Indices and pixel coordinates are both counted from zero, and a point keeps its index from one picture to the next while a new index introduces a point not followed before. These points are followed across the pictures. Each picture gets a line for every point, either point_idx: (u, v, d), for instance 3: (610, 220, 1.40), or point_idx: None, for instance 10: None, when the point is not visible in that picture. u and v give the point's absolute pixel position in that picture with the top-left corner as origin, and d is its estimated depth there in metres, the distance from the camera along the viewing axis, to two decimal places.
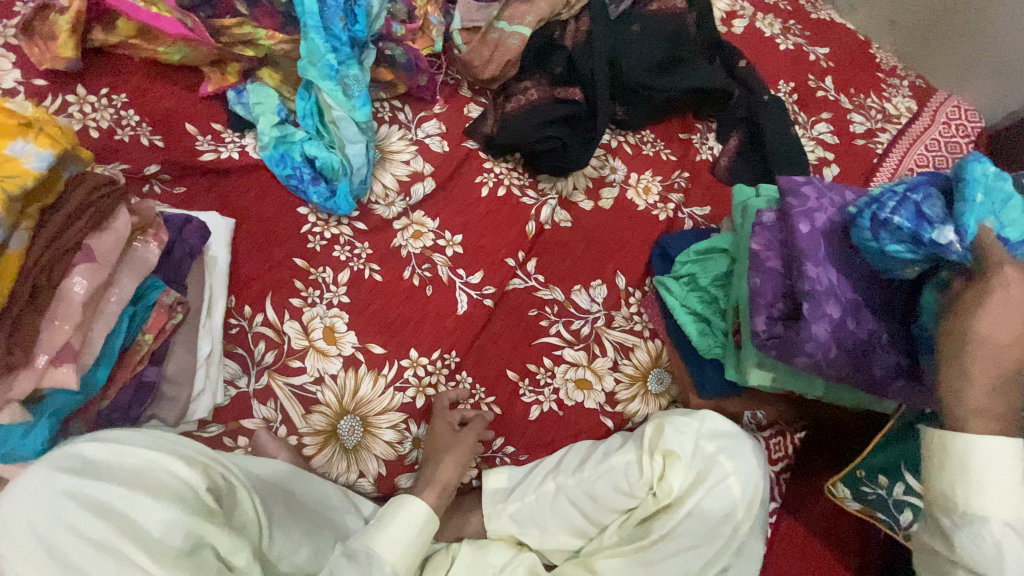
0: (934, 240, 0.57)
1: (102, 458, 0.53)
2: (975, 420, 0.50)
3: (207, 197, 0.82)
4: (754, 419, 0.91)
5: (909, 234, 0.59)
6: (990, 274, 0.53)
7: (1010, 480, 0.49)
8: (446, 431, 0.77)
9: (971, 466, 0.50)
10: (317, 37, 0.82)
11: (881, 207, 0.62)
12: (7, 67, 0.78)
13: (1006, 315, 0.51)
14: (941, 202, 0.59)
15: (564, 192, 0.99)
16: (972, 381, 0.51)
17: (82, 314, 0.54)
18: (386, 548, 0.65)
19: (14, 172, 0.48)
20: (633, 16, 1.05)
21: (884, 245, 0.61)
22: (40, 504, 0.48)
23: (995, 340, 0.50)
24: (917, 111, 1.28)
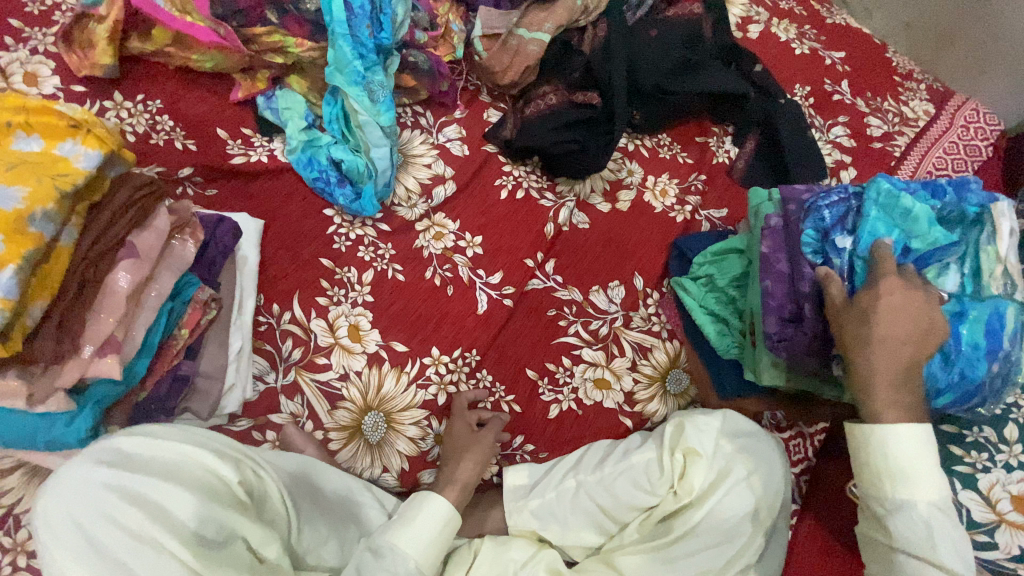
0: (832, 240, 0.71)
1: (137, 452, 0.54)
2: (888, 410, 0.60)
3: (237, 198, 0.85)
4: (773, 419, 0.91)
5: (822, 229, 0.73)
6: (879, 282, 0.63)
7: (922, 458, 0.59)
8: (465, 429, 0.79)
9: (890, 451, 0.59)
10: (345, 45, 0.84)
11: (824, 198, 0.75)
12: (49, 75, 0.82)
13: (894, 317, 0.61)
14: (852, 211, 0.73)
15: (581, 195, 1.00)
16: (880, 381, 0.60)
17: (125, 308, 0.56)
18: (410, 544, 0.66)
19: (65, 171, 0.50)
20: (650, 22, 1.06)
21: (803, 229, 0.74)
22: (80, 495, 0.49)
23: (891, 340, 0.60)
24: (936, 114, 1.28)
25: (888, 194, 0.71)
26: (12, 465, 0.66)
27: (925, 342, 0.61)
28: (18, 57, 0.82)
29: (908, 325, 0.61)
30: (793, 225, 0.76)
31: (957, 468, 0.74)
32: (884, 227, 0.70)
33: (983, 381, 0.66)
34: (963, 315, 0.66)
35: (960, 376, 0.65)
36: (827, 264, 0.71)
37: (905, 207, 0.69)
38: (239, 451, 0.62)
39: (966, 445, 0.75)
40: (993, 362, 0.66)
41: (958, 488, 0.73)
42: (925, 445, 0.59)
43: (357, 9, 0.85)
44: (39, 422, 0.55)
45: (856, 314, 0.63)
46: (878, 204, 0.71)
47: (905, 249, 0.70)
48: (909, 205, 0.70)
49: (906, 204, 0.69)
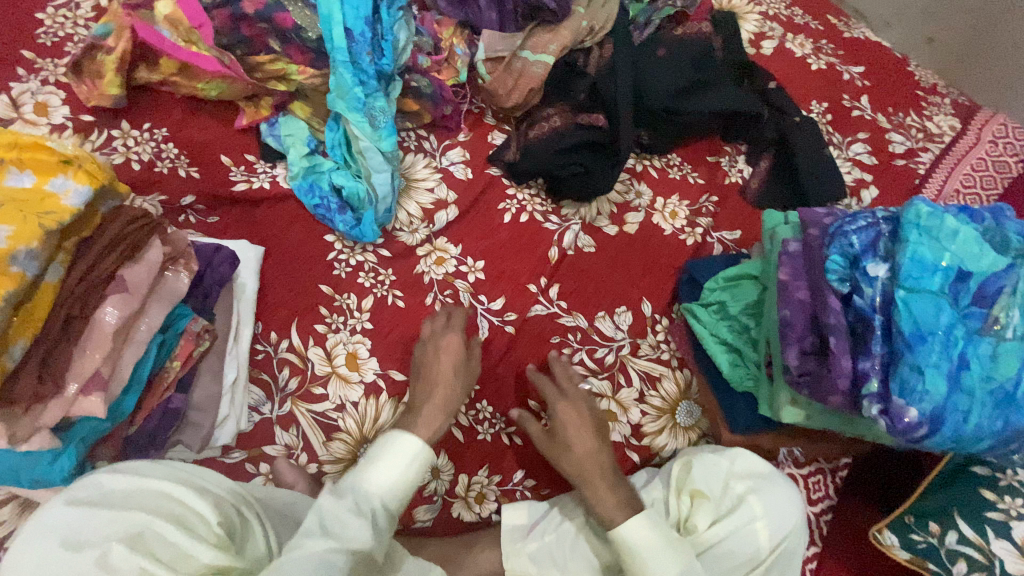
0: (863, 266, 0.64)
1: (117, 488, 0.54)
2: (615, 509, 0.69)
3: (238, 225, 0.85)
4: (790, 455, 0.85)
5: (850, 254, 0.66)
6: (558, 413, 0.77)
7: (654, 542, 0.66)
8: (451, 360, 0.76)
9: (627, 544, 0.66)
10: (345, 71, 0.84)
11: (851, 223, 0.68)
12: (58, 104, 0.84)
13: (582, 433, 0.75)
14: (884, 237, 0.66)
15: (587, 217, 0.98)
16: (597, 491, 0.71)
17: (112, 344, 0.55)
18: (376, 484, 0.60)
19: (53, 209, 0.50)
20: (657, 41, 1.03)
21: (827, 254, 0.67)
22: (50, 535, 0.49)
23: (591, 455, 0.74)
24: (962, 129, 1.23)
25: (929, 218, 0.63)
26: (5, 497, 0.66)
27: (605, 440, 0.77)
28: (29, 87, 0.83)
29: (592, 432, 0.76)
30: (814, 251, 0.70)
31: (988, 514, 0.68)
32: (931, 250, 0.61)
33: None
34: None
35: (1006, 423, 0.58)
36: (856, 292, 0.64)
37: (945, 231, 0.61)
38: (219, 488, 0.60)
39: (1000, 489, 0.69)
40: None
41: (990, 537, 0.67)
42: (650, 528, 0.66)
43: (358, 35, 0.84)
44: (23, 460, 0.54)
45: (558, 443, 0.75)
46: (920, 229, 0.62)
47: (956, 277, 0.61)
48: (954, 231, 0.61)
49: (947, 228, 0.61)
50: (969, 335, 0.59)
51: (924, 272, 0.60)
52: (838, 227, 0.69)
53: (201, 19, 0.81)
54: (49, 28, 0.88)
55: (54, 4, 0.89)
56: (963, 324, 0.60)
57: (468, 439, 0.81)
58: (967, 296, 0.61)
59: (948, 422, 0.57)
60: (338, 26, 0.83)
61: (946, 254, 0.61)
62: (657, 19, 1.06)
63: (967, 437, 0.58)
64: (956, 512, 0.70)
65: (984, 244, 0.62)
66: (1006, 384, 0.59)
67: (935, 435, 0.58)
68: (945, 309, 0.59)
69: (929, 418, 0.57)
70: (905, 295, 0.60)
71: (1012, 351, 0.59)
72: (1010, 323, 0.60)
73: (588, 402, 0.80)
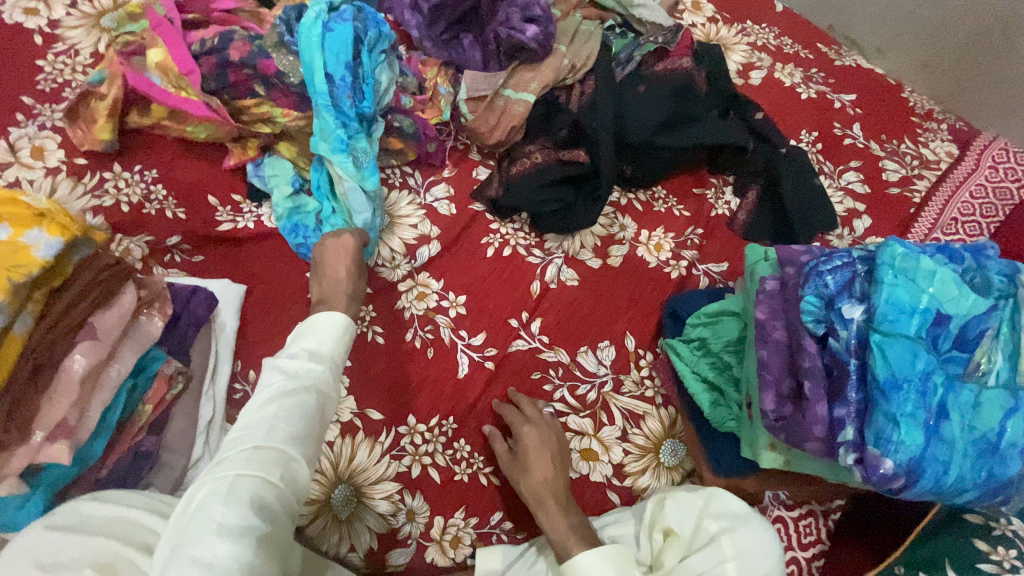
0: (838, 308, 0.62)
1: (95, 515, 0.55)
2: (565, 534, 0.68)
3: (221, 264, 0.86)
4: (777, 498, 0.84)
5: (825, 295, 0.65)
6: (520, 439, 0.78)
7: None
8: (340, 264, 0.79)
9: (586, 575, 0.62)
10: (327, 115, 0.86)
11: (826, 263, 0.67)
12: (54, 148, 0.87)
13: (541, 456, 0.76)
14: (859, 278, 0.64)
15: (570, 251, 0.97)
16: (551, 515, 0.70)
17: (78, 391, 0.56)
18: (318, 346, 0.60)
19: (22, 261, 0.52)
20: (638, 77, 1.04)
21: (802, 294, 0.66)
22: (23, 560, 0.49)
23: (546, 479, 0.74)
24: (959, 155, 1.21)
25: (904, 258, 0.61)
26: None
27: (562, 463, 0.77)
28: (26, 132, 0.87)
29: (552, 459, 0.76)
30: (791, 291, 0.69)
31: (980, 566, 0.63)
32: (908, 292, 0.59)
33: (1015, 480, 0.56)
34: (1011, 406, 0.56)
35: (990, 475, 0.56)
36: (831, 334, 0.63)
37: (921, 273, 0.59)
38: None
39: (993, 540, 0.65)
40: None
41: None
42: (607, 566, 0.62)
43: (339, 79, 0.87)
44: None
45: (519, 465, 0.76)
46: (894, 270, 0.60)
47: (934, 320, 0.58)
48: (932, 272, 0.59)
49: (922, 269, 0.59)
50: (950, 381, 0.57)
51: (901, 315, 0.58)
52: (813, 267, 0.67)
53: (190, 66, 0.85)
54: (48, 75, 0.92)
55: (55, 51, 0.94)
56: (942, 370, 0.57)
57: (443, 480, 0.80)
58: (947, 340, 0.58)
59: (927, 473, 0.55)
60: (320, 71, 0.86)
61: (922, 295, 0.59)
62: (639, 55, 1.06)
63: (944, 489, 0.56)
64: (947, 564, 0.66)
65: (964, 285, 0.60)
66: (992, 434, 0.56)
67: (914, 487, 0.56)
68: (923, 354, 0.57)
69: (907, 469, 0.55)
70: (880, 339, 0.58)
71: (994, 399, 0.57)
72: (992, 369, 0.58)
73: (551, 427, 0.81)
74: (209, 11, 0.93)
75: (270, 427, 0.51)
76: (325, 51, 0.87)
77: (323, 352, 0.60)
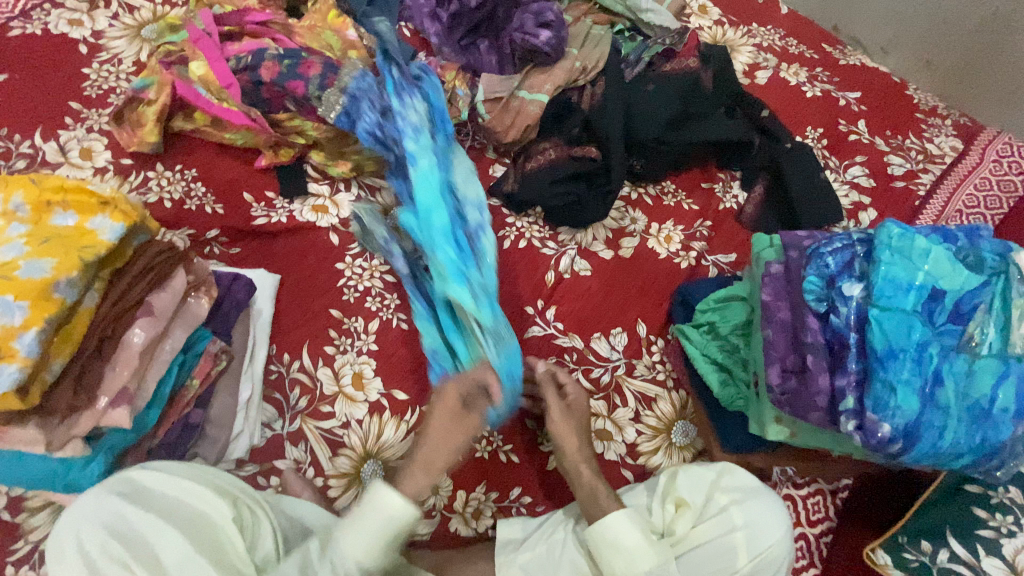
0: (838, 286, 0.66)
1: (149, 484, 0.61)
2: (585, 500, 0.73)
3: (256, 256, 0.92)
4: (786, 475, 0.86)
5: (827, 275, 0.69)
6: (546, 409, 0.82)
7: (635, 542, 0.69)
8: (445, 409, 0.72)
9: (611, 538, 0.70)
10: (442, 252, 0.80)
11: (827, 245, 0.70)
12: (103, 150, 0.94)
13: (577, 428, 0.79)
14: (858, 258, 0.68)
15: (583, 243, 1.02)
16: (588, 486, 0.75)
17: (137, 362, 0.62)
18: (353, 545, 0.59)
19: (90, 243, 0.58)
20: (647, 76, 1.09)
21: (805, 275, 0.70)
22: (93, 519, 0.57)
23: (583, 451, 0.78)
24: (963, 150, 1.24)
25: (901, 238, 0.64)
26: (43, 503, 0.73)
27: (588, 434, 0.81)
28: (77, 135, 0.94)
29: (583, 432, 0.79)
30: (795, 274, 0.72)
31: (978, 532, 0.69)
32: (905, 270, 0.63)
33: (1007, 444, 0.60)
34: (1003, 375, 0.60)
35: (983, 439, 0.60)
36: (832, 311, 0.66)
37: (917, 251, 0.63)
38: (241, 491, 0.66)
39: (990, 507, 0.71)
40: (1019, 424, 0.60)
41: (980, 555, 0.68)
42: (631, 532, 0.69)
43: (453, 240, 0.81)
44: (58, 466, 0.61)
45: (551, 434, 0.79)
46: (891, 249, 0.64)
47: (929, 295, 0.62)
48: (926, 250, 0.63)
49: (917, 247, 0.63)
50: (945, 351, 0.60)
51: (898, 291, 0.62)
52: (816, 249, 0.71)
53: (230, 80, 0.93)
54: (94, 82, 0.99)
55: (100, 60, 1.01)
56: (938, 341, 0.61)
57: (465, 456, 0.84)
58: (942, 314, 0.62)
59: (923, 437, 0.59)
60: (428, 182, 0.83)
61: (918, 272, 0.62)
62: (647, 56, 1.12)
63: (939, 453, 0.59)
64: (949, 531, 0.71)
65: (958, 262, 0.63)
66: (985, 401, 0.60)
67: (911, 450, 0.59)
68: (918, 327, 0.60)
69: (903, 433, 0.59)
70: (878, 313, 0.61)
71: (987, 367, 0.60)
72: (986, 340, 0.61)
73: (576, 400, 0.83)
74: (243, 22, 0.99)
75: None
76: (433, 142, 0.88)
77: (359, 561, 0.59)
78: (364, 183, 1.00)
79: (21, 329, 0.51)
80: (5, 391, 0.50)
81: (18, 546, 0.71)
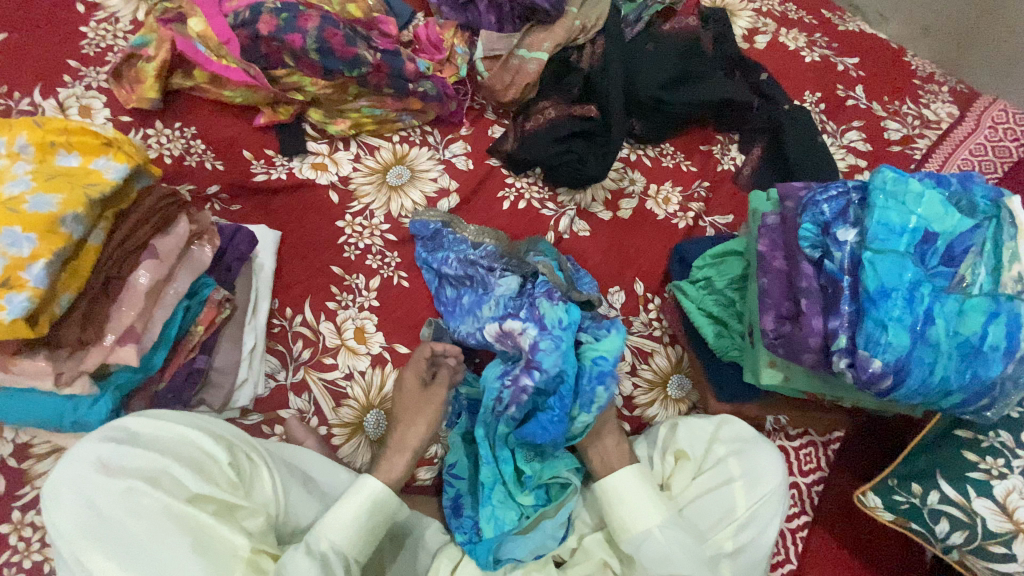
0: (833, 233, 0.67)
1: (142, 429, 0.58)
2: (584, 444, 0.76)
3: (258, 213, 0.93)
4: (780, 426, 0.88)
5: (822, 222, 0.70)
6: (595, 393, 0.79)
7: (641, 490, 0.70)
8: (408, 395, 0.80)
9: (614, 491, 0.70)
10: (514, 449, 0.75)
11: (822, 193, 0.71)
12: (101, 107, 0.94)
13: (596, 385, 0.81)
14: (854, 205, 0.69)
15: (583, 203, 1.03)
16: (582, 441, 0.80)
17: (143, 302, 0.63)
18: (330, 528, 0.62)
19: (96, 181, 0.58)
20: (646, 36, 1.10)
21: (800, 222, 0.71)
22: (85, 464, 0.54)
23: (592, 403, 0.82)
24: (960, 116, 1.24)
25: (894, 184, 0.65)
26: (50, 450, 0.74)
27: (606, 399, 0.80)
28: (75, 92, 0.94)
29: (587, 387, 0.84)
30: (790, 223, 0.74)
31: (970, 474, 0.70)
32: (898, 214, 0.64)
33: (997, 381, 0.61)
34: (993, 314, 0.61)
35: (974, 377, 0.61)
36: (826, 257, 0.67)
37: (911, 195, 0.64)
38: (238, 437, 0.64)
39: (981, 450, 0.70)
40: (1009, 362, 0.61)
41: (972, 496, 0.69)
42: (634, 480, 0.70)
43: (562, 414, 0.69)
44: (68, 404, 0.63)
45: None
46: (886, 194, 0.65)
47: (922, 238, 0.63)
48: (920, 195, 0.64)
49: (911, 191, 0.64)
50: (937, 292, 0.62)
51: (891, 234, 0.63)
52: (813, 199, 0.71)
53: (228, 35, 0.91)
54: (92, 40, 0.98)
55: (97, 18, 1.00)
56: (929, 283, 0.62)
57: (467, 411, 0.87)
58: (934, 256, 0.63)
59: (913, 373, 0.60)
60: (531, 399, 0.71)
61: (912, 216, 0.64)
62: (647, 15, 1.12)
63: (927, 390, 0.61)
64: (939, 474, 0.72)
65: (950, 206, 0.65)
66: (976, 339, 0.61)
67: (901, 387, 0.61)
68: (910, 268, 0.62)
69: (894, 369, 0.60)
70: (871, 255, 0.62)
71: (978, 306, 0.61)
72: (976, 281, 0.63)
73: None
74: None
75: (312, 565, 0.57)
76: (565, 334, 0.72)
77: (332, 542, 0.62)
78: (363, 143, 1.00)
79: (30, 260, 0.53)
80: (16, 318, 0.52)
81: (24, 491, 0.72)
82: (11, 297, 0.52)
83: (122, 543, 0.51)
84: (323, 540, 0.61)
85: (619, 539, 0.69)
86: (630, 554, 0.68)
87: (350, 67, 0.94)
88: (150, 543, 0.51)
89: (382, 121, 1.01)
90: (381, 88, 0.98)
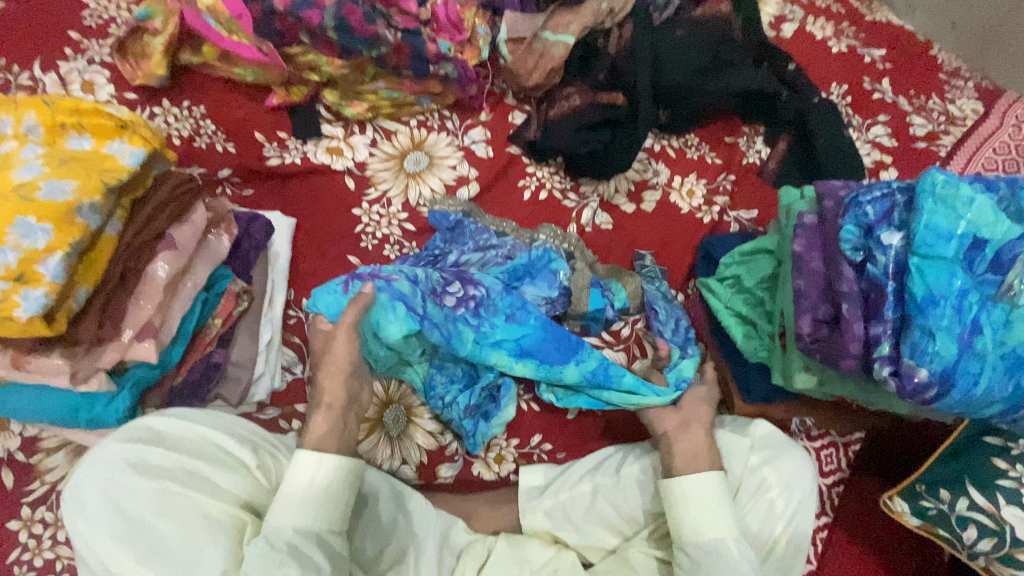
0: (877, 236, 0.65)
1: (167, 430, 0.57)
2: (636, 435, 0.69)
3: (271, 199, 0.90)
4: (803, 427, 0.88)
5: (864, 224, 0.67)
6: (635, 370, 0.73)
7: (717, 501, 0.65)
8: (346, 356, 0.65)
9: (685, 494, 0.65)
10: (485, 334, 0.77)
11: (865, 193, 0.69)
12: (105, 83, 0.89)
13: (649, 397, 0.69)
14: (899, 207, 0.66)
15: (605, 195, 1.00)
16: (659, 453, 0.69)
17: (161, 296, 0.61)
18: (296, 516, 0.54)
19: (112, 167, 0.55)
20: (676, 22, 1.04)
21: (841, 224, 0.68)
22: (109, 466, 0.53)
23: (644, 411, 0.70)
24: (985, 113, 1.21)
25: (944, 186, 0.63)
26: (59, 444, 0.72)
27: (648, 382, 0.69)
28: (76, 66, 0.89)
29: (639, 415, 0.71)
30: (829, 223, 0.71)
31: (999, 482, 0.69)
32: (947, 219, 0.61)
33: None
34: None
35: (1016, 387, 0.61)
36: (869, 260, 0.65)
37: (962, 197, 0.62)
38: (261, 437, 0.63)
39: (1011, 458, 0.70)
40: None
41: (1001, 503, 0.69)
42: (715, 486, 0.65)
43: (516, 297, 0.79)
44: (83, 400, 0.60)
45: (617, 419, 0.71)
46: (934, 197, 0.62)
47: (971, 244, 0.61)
48: (971, 199, 0.62)
49: (962, 193, 0.62)
50: (986, 300, 0.61)
51: (939, 240, 0.60)
52: (856, 201, 0.68)
53: (239, 9, 0.86)
54: (93, 10, 0.92)
55: None
56: (977, 291, 0.61)
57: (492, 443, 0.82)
58: (981, 264, 0.62)
59: (958, 383, 0.59)
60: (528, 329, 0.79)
61: (962, 220, 0.61)
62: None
63: (972, 401, 0.60)
64: (967, 481, 0.72)
65: (1000, 212, 0.63)
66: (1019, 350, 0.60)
67: (944, 397, 0.60)
68: (959, 275, 0.60)
69: (939, 379, 0.59)
70: (919, 262, 0.60)
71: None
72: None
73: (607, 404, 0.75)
74: None
75: (279, 567, 0.50)
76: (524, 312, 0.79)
77: (294, 526, 0.53)
78: (379, 127, 0.96)
79: (46, 253, 0.50)
80: (33, 316, 0.49)
81: (35, 486, 0.69)
82: (27, 293, 0.49)
83: (152, 544, 0.50)
84: (284, 529, 0.53)
85: (684, 542, 0.64)
86: (695, 560, 0.63)
87: (370, 46, 0.89)
88: (179, 542, 0.50)
89: (399, 104, 0.97)
90: (401, 70, 0.93)
